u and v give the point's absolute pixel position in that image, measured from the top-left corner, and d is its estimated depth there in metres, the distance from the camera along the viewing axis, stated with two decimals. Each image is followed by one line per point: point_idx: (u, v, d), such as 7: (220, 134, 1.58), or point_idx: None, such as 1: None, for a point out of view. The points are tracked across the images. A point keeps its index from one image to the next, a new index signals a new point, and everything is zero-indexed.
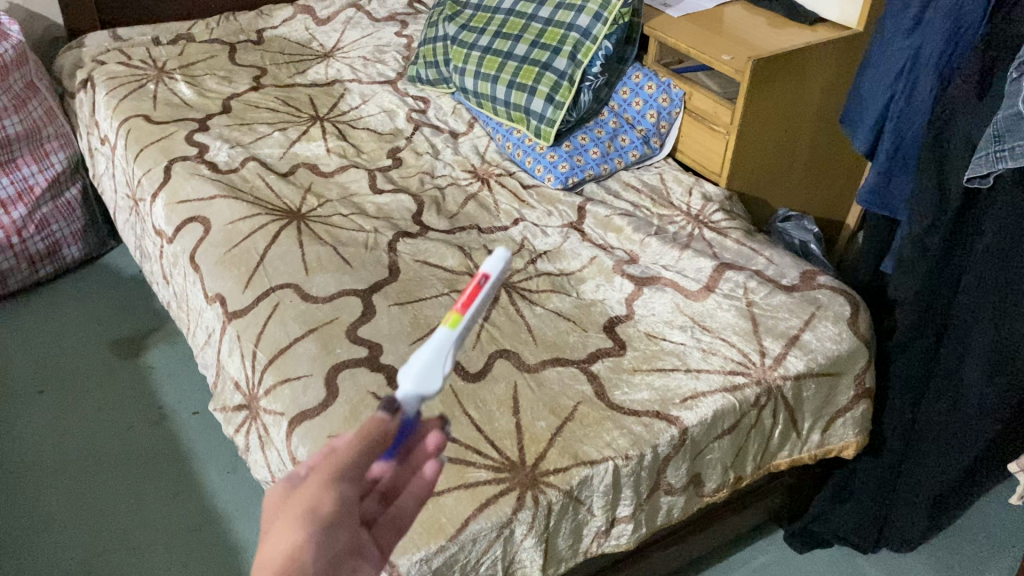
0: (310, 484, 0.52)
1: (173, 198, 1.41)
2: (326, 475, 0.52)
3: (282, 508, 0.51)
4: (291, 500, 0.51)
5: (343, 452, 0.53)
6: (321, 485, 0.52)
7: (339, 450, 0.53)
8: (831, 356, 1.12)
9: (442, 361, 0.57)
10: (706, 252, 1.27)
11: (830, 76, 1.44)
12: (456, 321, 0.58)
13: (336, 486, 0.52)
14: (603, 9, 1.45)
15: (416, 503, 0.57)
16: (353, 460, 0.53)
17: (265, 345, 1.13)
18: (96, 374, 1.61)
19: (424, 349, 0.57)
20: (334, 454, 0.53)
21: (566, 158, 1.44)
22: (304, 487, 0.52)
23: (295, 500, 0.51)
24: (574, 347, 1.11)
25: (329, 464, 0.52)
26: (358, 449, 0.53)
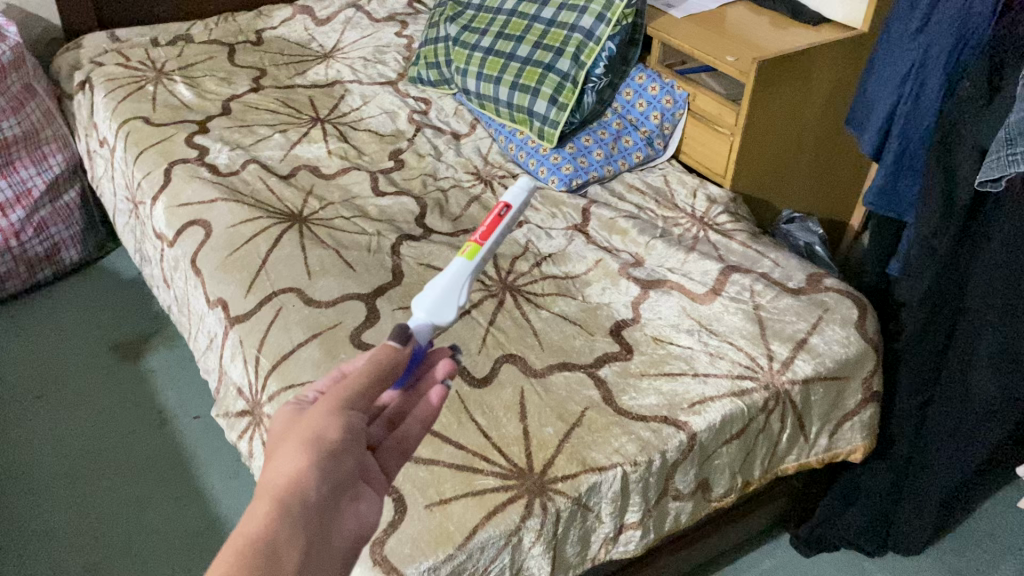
0: (316, 411, 0.57)
1: (173, 201, 1.40)
2: (332, 403, 0.58)
3: (289, 431, 0.57)
4: (299, 423, 0.57)
5: (349, 382, 0.59)
6: (328, 411, 0.57)
7: (348, 379, 0.60)
8: (838, 359, 1.11)
9: (458, 290, 0.71)
10: (711, 255, 1.27)
11: (835, 77, 1.43)
12: (475, 250, 0.73)
13: (340, 414, 0.57)
14: (606, 10, 1.44)
15: (420, 425, 0.63)
16: (361, 392, 0.59)
17: (268, 350, 1.12)
18: (95, 377, 1.60)
19: (443, 279, 0.71)
20: (343, 385, 0.59)
21: (570, 160, 1.43)
22: (312, 411, 0.58)
23: (304, 421, 0.57)
24: (580, 351, 1.10)
25: (335, 393, 0.58)
26: (365, 378, 0.60)
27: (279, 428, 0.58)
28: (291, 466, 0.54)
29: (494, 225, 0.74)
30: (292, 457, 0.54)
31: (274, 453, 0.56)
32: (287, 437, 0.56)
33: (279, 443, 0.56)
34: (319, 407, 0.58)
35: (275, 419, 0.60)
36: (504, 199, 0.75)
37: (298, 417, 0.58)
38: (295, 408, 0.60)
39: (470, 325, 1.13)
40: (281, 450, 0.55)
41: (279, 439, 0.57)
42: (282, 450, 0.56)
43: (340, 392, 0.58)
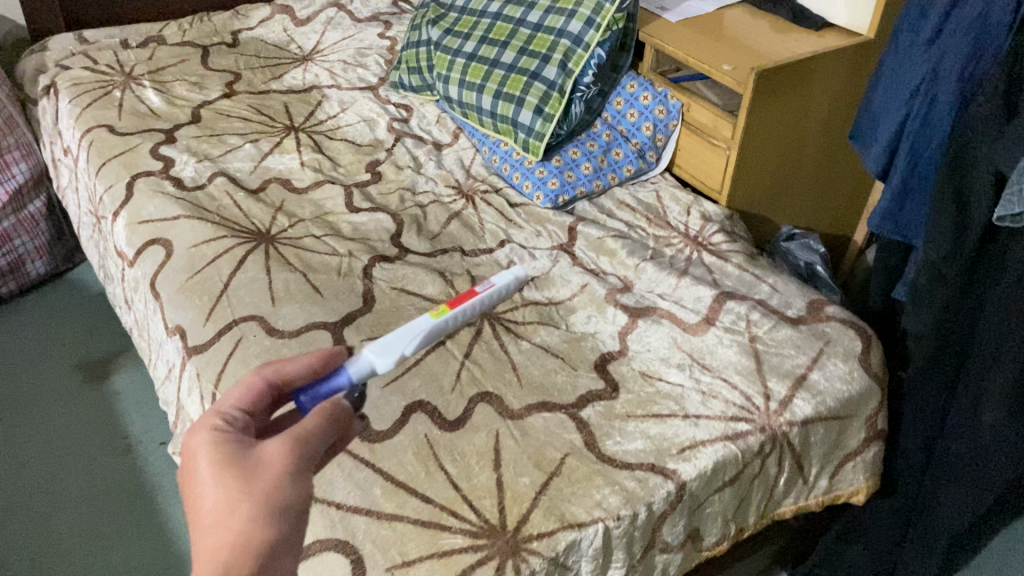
0: (274, 467, 0.60)
1: (133, 217, 1.32)
2: (292, 464, 0.61)
3: (247, 484, 0.59)
4: (258, 479, 0.59)
5: (311, 437, 0.63)
6: (290, 472, 0.61)
7: (300, 433, 0.63)
8: (840, 398, 1.03)
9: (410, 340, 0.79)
10: (705, 279, 1.18)
11: (837, 87, 1.34)
12: (442, 312, 0.83)
13: (302, 476, 0.61)
14: (596, 14, 1.35)
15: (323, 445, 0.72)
16: (315, 449, 0.63)
17: (225, 386, 1.04)
18: (58, 401, 1.52)
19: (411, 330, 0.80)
20: (302, 439, 0.62)
21: (557, 174, 1.35)
22: (268, 466, 0.60)
23: (264, 479, 0.60)
24: (561, 388, 1.02)
25: (301, 453, 0.62)
26: (316, 434, 0.64)
27: (222, 466, 0.60)
28: (261, 532, 0.58)
29: (466, 299, 0.86)
30: (260, 523, 0.58)
31: (232, 505, 0.58)
32: (247, 492, 0.59)
33: (235, 494, 0.58)
34: (275, 463, 0.61)
35: (211, 452, 0.60)
36: (494, 282, 0.91)
37: (244, 460, 0.60)
38: (234, 445, 0.61)
39: (444, 358, 1.05)
40: (244, 511, 0.58)
41: (229, 485, 0.59)
42: (243, 507, 0.58)
43: (298, 451, 0.62)
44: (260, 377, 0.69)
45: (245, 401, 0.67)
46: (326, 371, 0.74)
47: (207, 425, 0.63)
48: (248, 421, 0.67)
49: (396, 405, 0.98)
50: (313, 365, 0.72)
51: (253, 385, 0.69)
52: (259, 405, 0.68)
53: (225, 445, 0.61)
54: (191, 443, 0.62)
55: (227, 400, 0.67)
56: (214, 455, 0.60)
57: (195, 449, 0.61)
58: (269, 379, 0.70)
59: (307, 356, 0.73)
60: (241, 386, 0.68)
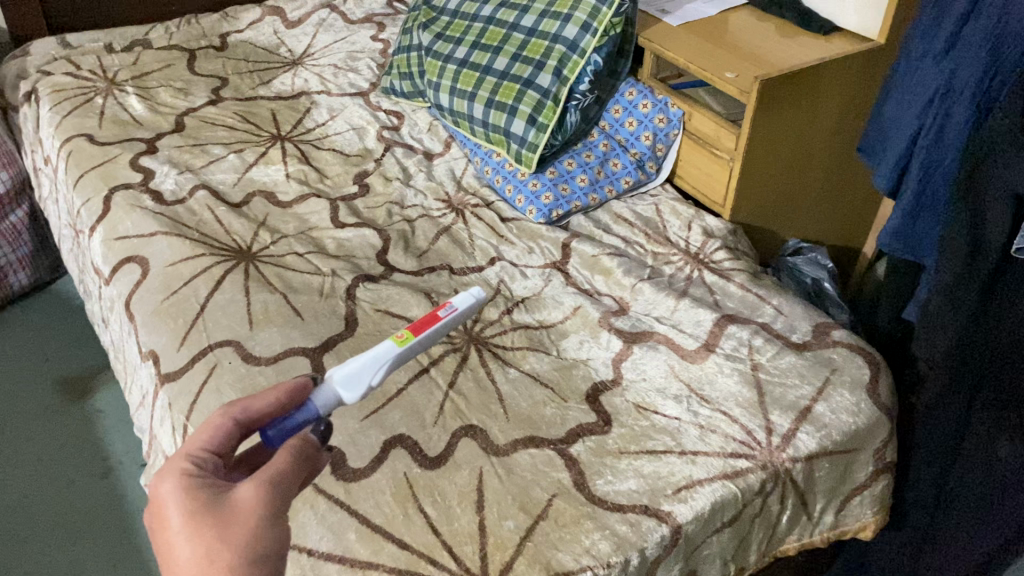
0: (250, 515, 0.56)
1: (109, 234, 1.27)
2: (269, 510, 0.57)
3: (224, 534, 0.55)
4: (235, 528, 0.56)
5: (285, 479, 0.59)
6: (267, 520, 0.57)
7: (274, 476, 0.59)
8: (847, 431, 0.97)
9: (372, 371, 0.72)
10: (706, 301, 1.12)
11: (847, 95, 1.28)
12: (405, 339, 0.75)
13: (278, 522, 0.58)
14: (592, 19, 1.28)
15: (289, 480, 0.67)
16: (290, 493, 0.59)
17: (197, 417, 0.99)
18: (37, 420, 1.48)
19: (372, 359, 0.72)
20: (277, 482, 0.59)
21: (550, 187, 1.29)
22: (243, 514, 0.56)
23: (242, 528, 0.56)
24: (550, 422, 0.96)
25: (277, 496, 0.58)
26: (289, 476, 0.60)
27: (196, 516, 0.56)
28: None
29: (429, 323, 0.76)
30: None
31: (211, 557, 0.54)
32: (225, 543, 0.55)
33: (213, 545, 0.55)
34: (252, 510, 0.57)
35: (184, 501, 0.56)
36: (456, 302, 0.80)
37: (218, 509, 0.56)
38: (207, 491, 0.57)
39: (427, 388, 1.00)
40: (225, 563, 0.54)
41: (207, 536, 0.55)
42: (221, 560, 0.54)
43: (273, 497, 0.58)
44: (226, 417, 0.64)
45: (213, 441, 0.62)
46: (292, 404, 0.68)
47: (175, 470, 0.59)
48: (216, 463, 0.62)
49: (374, 440, 0.93)
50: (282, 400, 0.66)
51: (220, 426, 0.63)
52: (227, 445, 0.63)
53: (197, 493, 0.57)
54: (161, 490, 0.57)
55: (193, 442, 0.62)
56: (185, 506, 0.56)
57: (166, 497, 0.57)
58: (236, 418, 0.64)
59: (273, 389, 0.67)
60: (208, 427, 0.63)
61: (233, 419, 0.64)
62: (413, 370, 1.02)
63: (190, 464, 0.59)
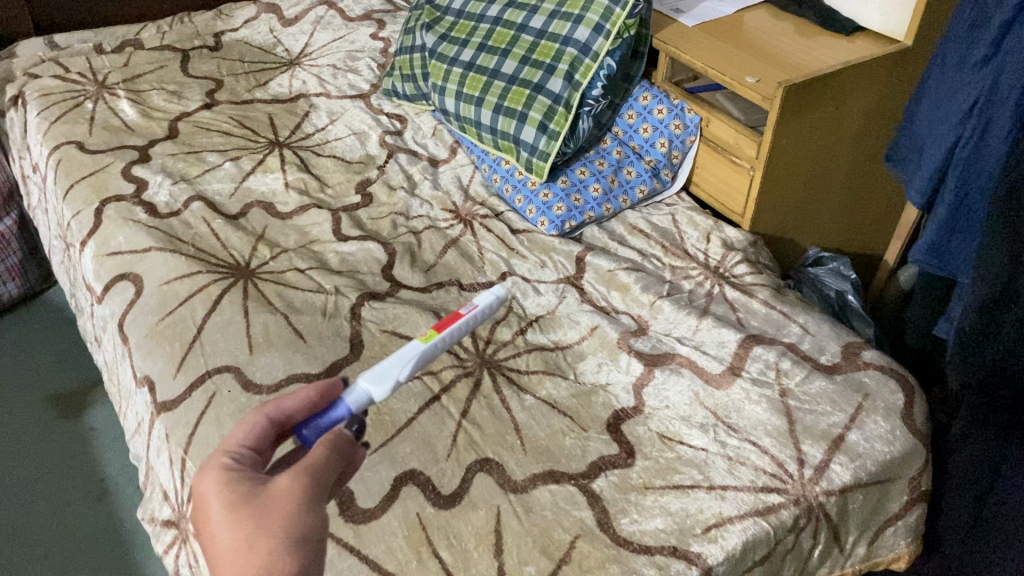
0: (286, 501, 0.61)
1: (101, 249, 1.21)
2: (306, 496, 0.61)
3: (261, 519, 0.59)
4: (271, 516, 0.60)
5: (321, 469, 0.63)
6: (303, 505, 0.61)
7: (309, 466, 0.63)
8: (882, 461, 0.92)
9: (399, 368, 0.77)
10: (729, 320, 1.07)
11: (872, 99, 1.22)
12: (430, 337, 0.80)
13: (314, 508, 0.62)
14: (605, 20, 1.22)
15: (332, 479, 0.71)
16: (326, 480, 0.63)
17: (195, 449, 0.94)
18: (29, 439, 1.42)
19: (400, 356, 0.78)
20: (313, 472, 0.63)
21: (563, 198, 1.23)
22: (281, 502, 0.60)
23: (279, 513, 0.60)
24: (570, 455, 0.91)
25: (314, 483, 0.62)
26: (324, 466, 0.64)
27: (234, 505, 0.60)
28: (281, 566, 0.58)
29: (452, 321, 0.82)
30: (280, 557, 0.58)
31: (249, 542, 0.59)
32: (263, 529, 0.59)
33: (251, 531, 0.59)
34: (288, 495, 0.61)
35: (223, 492, 0.60)
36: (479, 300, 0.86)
37: (255, 499, 0.61)
38: (245, 483, 0.62)
39: (439, 418, 0.95)
40: (264, 546, 0.58)
41: (245, 523, 0.59)
42: (260, 544, 0.59)
43: (309, 484, 0.62)
44: (262, 414, 0.69)
45: (251, 437, 0.67)
46: (326, 402, 0.73)
47: (216, 465, 0.63)
48: (255, 459, 0.67)
49: (384, 476, 0.88)
50: (316, 398, 0.72)
51: (257, 423, 0.68)
52: (263, 443, 0.68)
53: (236, 484, 0.62)
54: (202, 484, 0.62)
55: (232, 439, 0.67)
56: (225, 494, 0.61)
57: (206, 489, 0.61)
58: (271, 416, 0.69)
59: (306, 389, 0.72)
60: (245, 425, 0.68)
61: (268, 414, 0.68)
62: (423, 398, 0.97)
63: (228, 459, 0.64)
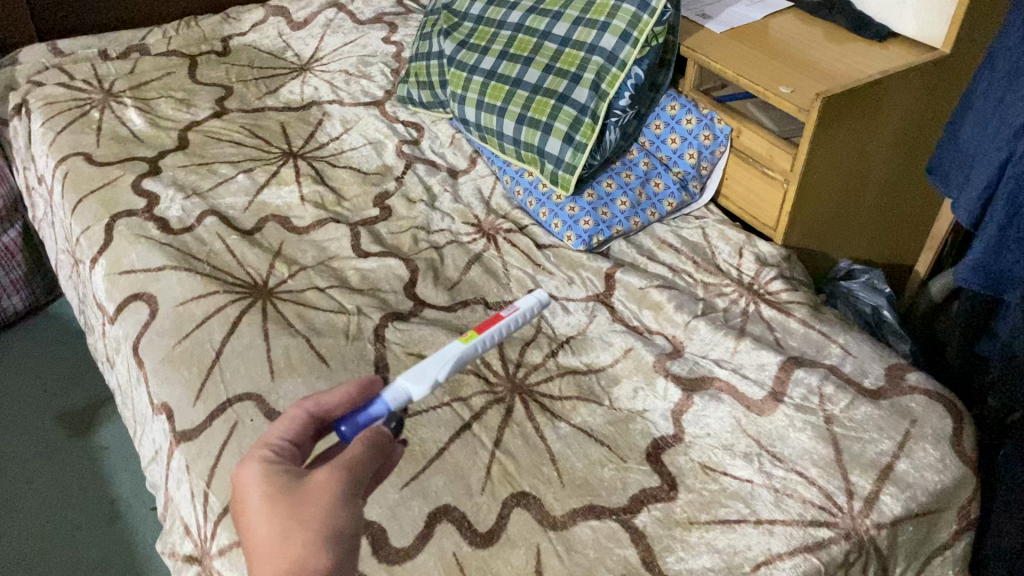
0: (321, 496, 0.61)
1: (113, 267, 1.17)
2: (341, 490, 0.62)
3: (295, 513, 0.60)
4: (307, 509, 0.61)
5: (357, 463, 0.64)
6: (338, 501, 0.61)
7: (345, 461, 0.63)
8: (932, 492, 0.89)
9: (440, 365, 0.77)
10: (767, 341, 1.03)
11: (909, 108, 1.18)
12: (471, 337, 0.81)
13: (348, 504, 0.62)
14: (632, 27, 1.18)
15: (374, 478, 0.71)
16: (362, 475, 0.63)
17: (218, 482, 0.90)
18: (38, 459, 1.38)
19: (441, 354, 0.79)
20: (349, 467, 0.63)
21: (589, 211, 1.20)
22: (316, 496, 0.61)
23: (315, 507, 0.61)
24: (609, 488, 0.87)
25: (349, 478, 0.63)
26: (361, 462, 0.64)
27: (271, 498, 0.61)
28: (315, 559, 0.59)
29: (493, 322, 0.83)
30: (314, 550, 0.59)
31: (285, 534, 0.60)
32: (298, 522, 0.60)
33: (286, 524, 0.60)
34: (324, 490, 0.62)
35: (262, 484, 0.62)
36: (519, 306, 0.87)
37: (292, 493, 0.62)
38: (283, 476, 0.63)
39: (471, 448, 0.91)
40: (298, 539, 0.59)
41: (281, 515, 0.60)
42: (295, 536, 0.59)
43: (345, 479, 0.62)
44: (301, 409, 0.70)
45: (290, 432, 0.68)
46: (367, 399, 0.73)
47: (256, 458, 0.65)
48: (294, 452, 0.68)
49: (418, 513, 0.84)
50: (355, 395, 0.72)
51: (296, 418, 0.69)
52: (302, 437, 0.69)
53: (274, 477, 0.63)
54: (242, 476, 0.63)
55: (272, 432, 0.68)
56: (262, 485, 0.62)
57: (246, 482, 0.63)
58: (310, 411, 0.70)
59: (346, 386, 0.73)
60: (285, 419, 0.69)
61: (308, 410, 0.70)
62: (454, 426, 0.93)
63: (268, 452, 0.65)
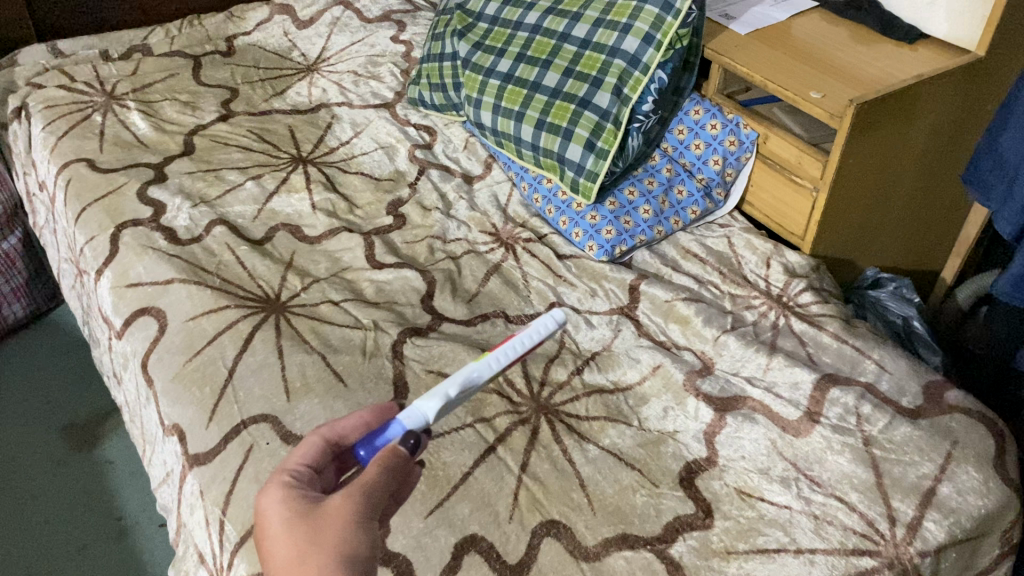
0: (338, 518, 0.60)
1: (119, 280, 1.13)
2: (358, 515, 0.61)
3: (313, 537, 0.60)
4: (323, 534, 0.60)
5: (373, 486, 0.62)
6: (355, 525, 0.60)
7: (361, 484, 0.62)
8: (977, 517, 0.84)
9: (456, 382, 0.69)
10: (799, 358, 1.00)
11: (941, 113, 1.14)
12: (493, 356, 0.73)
13: (364, 528, 0.61)
14: (655, 30, 1.14)
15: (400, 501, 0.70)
16: (378, 499, 0.62)
17: (233, 509, 0.86)
18: (43, 473, 1.35)
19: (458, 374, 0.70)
20: (365, 491, 0.62)
21: (611, 220, 1.16)
22: (332, 521, 0.60)
23: (330, 531, 0.60)
24: (642, 515, 0.84)
25: (365, 502, 0.61)
26: (378, 485, 0.63)
27: (290, 522, 0.61)
28: None
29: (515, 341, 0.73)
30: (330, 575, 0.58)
31: (302, 558, 0.59)
32: (315, 547, 0.59)
33: (303, 548, 0.59)
34: (341, 514, 0.61)
35: (281, 509, 0.62)
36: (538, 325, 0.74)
37: (311, 516, 0.61)
38: (302, 501, 0.63)
39: (496, 473, 0.87)
40: (315, 564, 0.59)
41: (298, 540, 0.60)
42: (312, 561, 0.59)
43: (361, 502, 0.61)
44: (317, 434, 0.70)
45: (308, 457, 0.68)
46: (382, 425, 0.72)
47: (276, 483, 0.65)
48: (313, 477, 0.68)
49: (444, 543, 0.80)
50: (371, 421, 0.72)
51: (312, 442, 0.69)
52: (321, 463, 0.69)
53: (293, 501, 0.63)
54: (263, 502, 0.64)
55: (291, 459, 0.68)
56: (281, 509, 0.62)
57: (266, 506, 0.63)
58: (325, 435, 0.70)
59: (361, 412, 0.73)
60: (303, 445, 0.69)
61: (325, 435, 0.70)
62: (478, 449, 0.89)
63: (287, 476, 0.65)
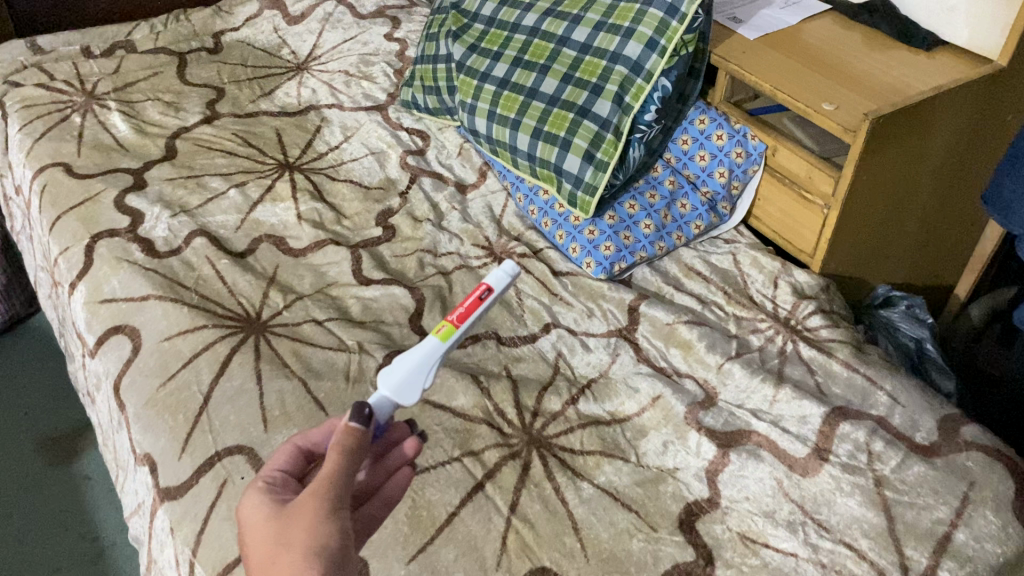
0: (303, 513, 0.57)
1: (93, 295, 1.07)
2: (324, 504, 0.57)
3: (281, 537, 0.57)
4: (290, 530, 0.57)
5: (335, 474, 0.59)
6: (322, 516, 0.57)
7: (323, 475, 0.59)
8: (995, 567, 0.78)
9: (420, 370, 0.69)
10: (808, 388, 0.94)
11: (961, 125, 1.08)
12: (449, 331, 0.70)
13: (332, 518, 0.57)
14: (659, 35, 1.08)
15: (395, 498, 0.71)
16: (341, 486, 0.58)
17: (204, 550, 0.81)
18: (18, 491, 1.30)
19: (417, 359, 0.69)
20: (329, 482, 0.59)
21: (610, 235, 1.11)
22: (298, 516, 0.57)
23: (297, 526, 0.57)
24: (638, 563, 0.79)
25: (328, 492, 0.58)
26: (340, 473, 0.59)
27: (260, 527, 0.59)
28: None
29: (472, 307, 0.70)
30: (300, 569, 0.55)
31: (272, 557, 0.56)
32: (284, 545, 0.56)
33: (273, 548, 0.56)
34: (308, 507, 0.57)
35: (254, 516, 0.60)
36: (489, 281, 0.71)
37: (280, 517, 0.59)
38: (273, 505, 0.60)
39: (484, 514, 0.82)
40: (285, 561, 0.55)
41: (268, 542, 0.57)
42: (282, 558, 0.56)
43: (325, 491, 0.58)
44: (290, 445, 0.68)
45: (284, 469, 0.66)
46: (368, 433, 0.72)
47: (251, 494, 0.63)
48: (291, 487, 0.65)
49: None
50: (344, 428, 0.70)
51: (286, 454, 0.67)
52: (298, 476, 0.67)
53: (265, 508, 0.60)
54: (241, 515, 0.62)
55: (268, 473, 0.66)
56: (253, 515, 0.60)
57: (242, 518, 0.61)
58: (298, 445, 0.68)
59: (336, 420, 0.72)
60: (278, 456, 0.67)
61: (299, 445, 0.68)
62: (464, 487, 0.84)
63: (262, 487, 0.63)
